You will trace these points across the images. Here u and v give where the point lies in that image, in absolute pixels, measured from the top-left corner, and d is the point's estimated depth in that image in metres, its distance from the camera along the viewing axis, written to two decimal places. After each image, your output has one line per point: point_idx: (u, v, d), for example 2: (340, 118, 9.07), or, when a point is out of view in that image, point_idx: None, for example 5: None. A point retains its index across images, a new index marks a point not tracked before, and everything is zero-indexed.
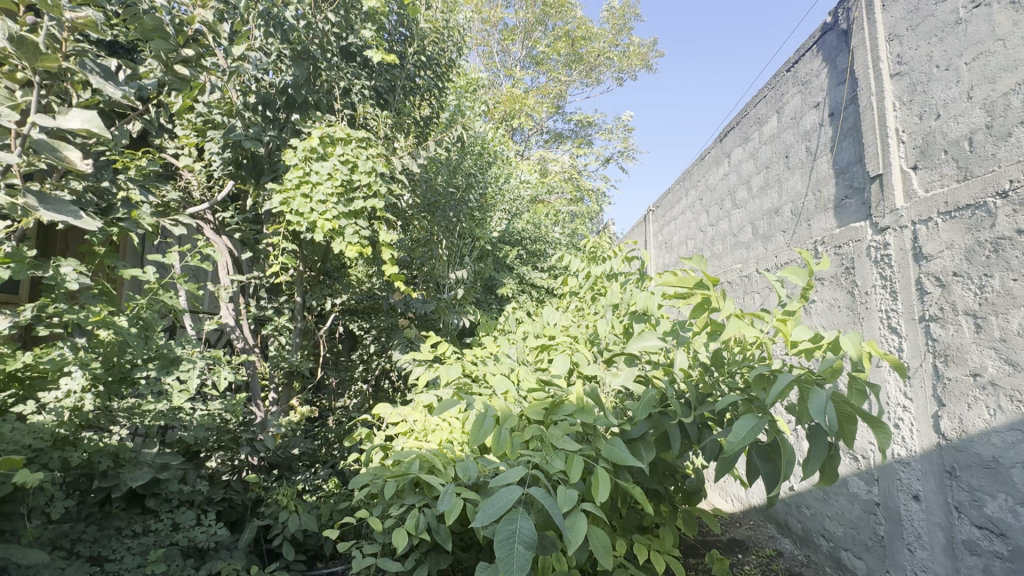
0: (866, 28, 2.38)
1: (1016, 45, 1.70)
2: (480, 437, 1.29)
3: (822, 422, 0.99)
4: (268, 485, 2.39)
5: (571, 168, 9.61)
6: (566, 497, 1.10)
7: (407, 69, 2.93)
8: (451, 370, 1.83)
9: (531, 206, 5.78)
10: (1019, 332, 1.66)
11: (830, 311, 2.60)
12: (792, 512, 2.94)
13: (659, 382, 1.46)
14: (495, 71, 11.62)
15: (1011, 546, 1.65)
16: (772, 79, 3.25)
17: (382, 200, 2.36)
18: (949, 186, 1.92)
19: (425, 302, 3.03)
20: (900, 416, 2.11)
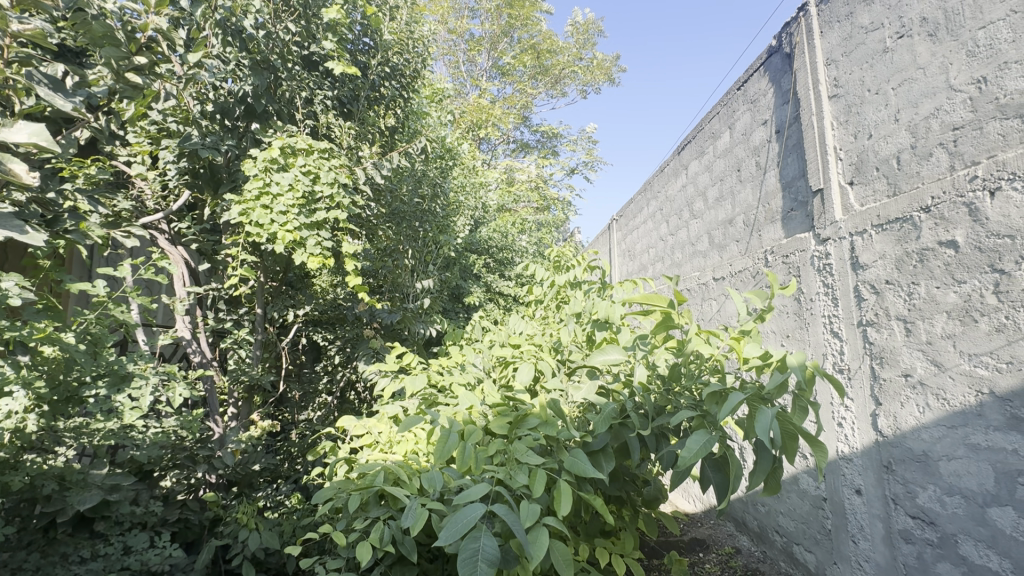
0: (807, 53, 2.54)
1: (934, 73, 1.87)
2: (445, 453, 1.30)
3: (767, 439, 1.04)
4: (227, 503, 2.32)
5: (538, 178, 9.77)
6: (528, 513, 1.13)
7: (370, 80, 2.94)
8: (416, 382, 1.84)
9: (497, 215, 5.84)
10: (942, 335, 1.80)
11: (779, 317, 2.74)
12: (749, 510, 3.06)
13: (618, 393, 1.52)
14: (462, 80, 11.71)
15: (940, 533, 1.79)
16: (724, 97, 3.42)
17: (345, 211, 2.35)
18: (881, 200, 2.07)
19: (391, 313, 3.02)
20: (842, 416, 2.25)
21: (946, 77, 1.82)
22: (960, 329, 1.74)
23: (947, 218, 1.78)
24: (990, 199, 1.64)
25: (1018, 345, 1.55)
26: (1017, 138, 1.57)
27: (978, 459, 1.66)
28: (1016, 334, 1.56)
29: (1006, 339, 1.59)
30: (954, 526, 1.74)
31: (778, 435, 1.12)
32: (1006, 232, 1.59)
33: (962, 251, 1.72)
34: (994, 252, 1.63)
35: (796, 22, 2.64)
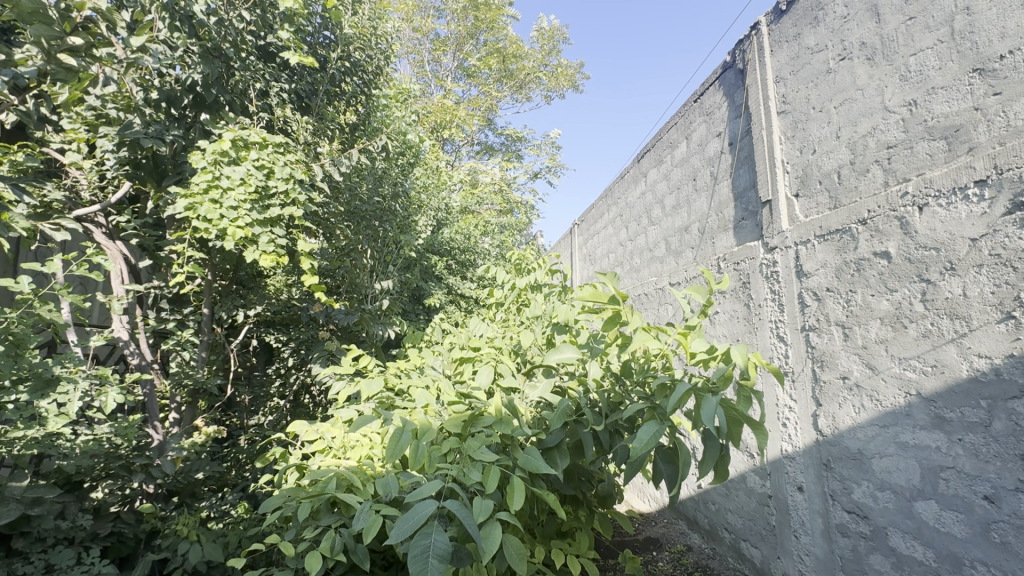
0: (758, 69, 2.66)
1: (872, 94, 1.99)
2: (396, 452, 1.28)
3: (713, 426, 1.07)
4: (165, 514, 2.19)
5: (501, 180, 9.80)
6: (481, 508, 1.12)
7: (330, 75, 2.86)
8: (372, 385, 1.80)
9: (460, 217, 5.81)
10: (876, 340, 1.92)
11: (729, 321, 2.86)
12: (700, 508, 3.16)
13: (574, 394, 1.54)
14: (426, 80, 11.60)
15: (872, 526, 1.90)
16: (682, 108, 3.53)
17: (301, 208, 2.27)
18: (824, 212, 2.19)
19: (348, 314, 2.93)
20: (786, 416, 2.37)
21: (882, 98, 1.95)
22: (892, 334, 1.85)
23: (882, 230, 1.90)
24: (919, 214, 1.76)
25: (942, 349, 1.67)
26: (942, 158, 1.70)
27: (906, 456, 1.78)
28: (941, 339, 1.68)
29: (932, 343, 1.71)
30: (885, 520, 1.85)
31: (722, 421, 1.14)
32: (932, 245, 1.71)
33: (894, 261, 1.84)
34: (922, 263, 1.75)
35: (749, 40, 2.76)
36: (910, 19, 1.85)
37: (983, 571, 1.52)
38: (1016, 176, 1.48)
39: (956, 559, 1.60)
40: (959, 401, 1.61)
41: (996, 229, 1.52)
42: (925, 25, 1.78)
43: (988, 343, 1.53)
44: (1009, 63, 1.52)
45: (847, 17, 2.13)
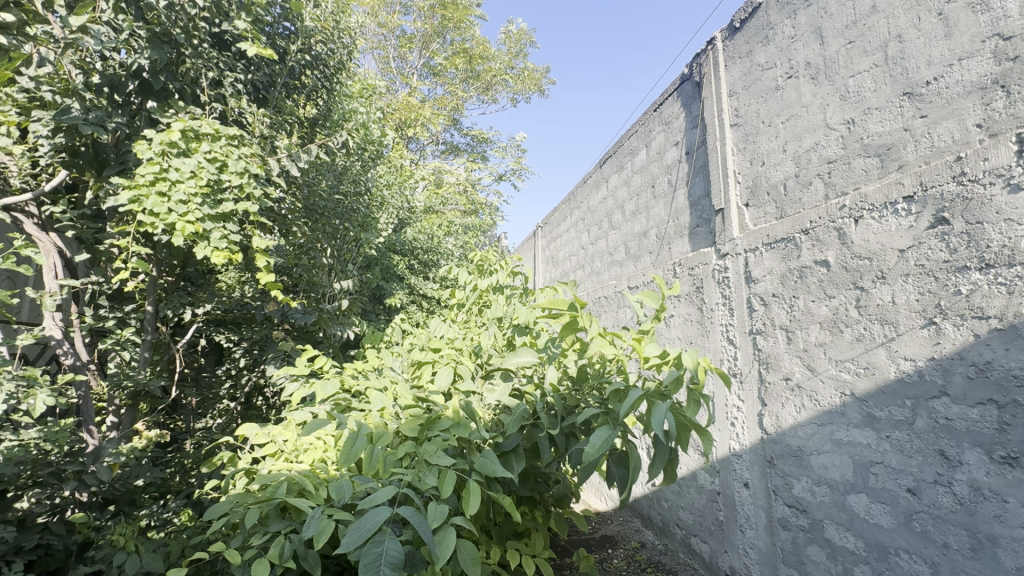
0: (714, 83, 2.77)
1: (815, 112, 2.12)
2: (351, 457, 1.25)
3: (662, 430, 1.10)
4: (100, 524, 2.06)
5: (466, 181, 9.78)
6: (436, 514, 1.12)
7: (289, 67, 2.78)
8: (327, 387, 1.76)
9: (423, 217, 5.76)
10: (815, 343, 2.04)
11: (683, 324, 2.96)
12: (653, 505, 3.25)
13: (531, 396, 1.56)
14: (391, 76, 11.42)
15: (810, 519, 2.01)
16: (642, 117, 3.63)
17: (255, 203, 2.19)
18: (771, 222, 2.31)
19: (305, 314, 2.85)
20: (734, 416, 2.48)
21: (824, 116, 2.07)
22: (830, 338, 1.97)
23: (822, 240, 2.02)
24: (855, 225, 1.88)
25: (873, 352, 1.79)
26: (876, 174, 1.82)
27: (841, 453, 1.89)
28: (872, 343, 1.80)
29: (865, 347, 1.83)
30: (822, 513, 1.96)
31: (671, 424, 1.17)
32: (866, 254, 1.83)
33: (833, 269, 1.96)
34: (857, 271, 1.87)
35: (706, 54, 2.87)
36: (849, 43, 1.97)
37: (906, 558, 1.63)
38: (939, 193, 1.60)
39: (883, 549, 1.71)
40: (887, 401, 1.73)
41: (921, 241, 1.65)
42: (863, 50, 1.91)
43: (912, 346, 1.66)
44: (935, 88, 1.64)
45: (794, 37, 2.25)
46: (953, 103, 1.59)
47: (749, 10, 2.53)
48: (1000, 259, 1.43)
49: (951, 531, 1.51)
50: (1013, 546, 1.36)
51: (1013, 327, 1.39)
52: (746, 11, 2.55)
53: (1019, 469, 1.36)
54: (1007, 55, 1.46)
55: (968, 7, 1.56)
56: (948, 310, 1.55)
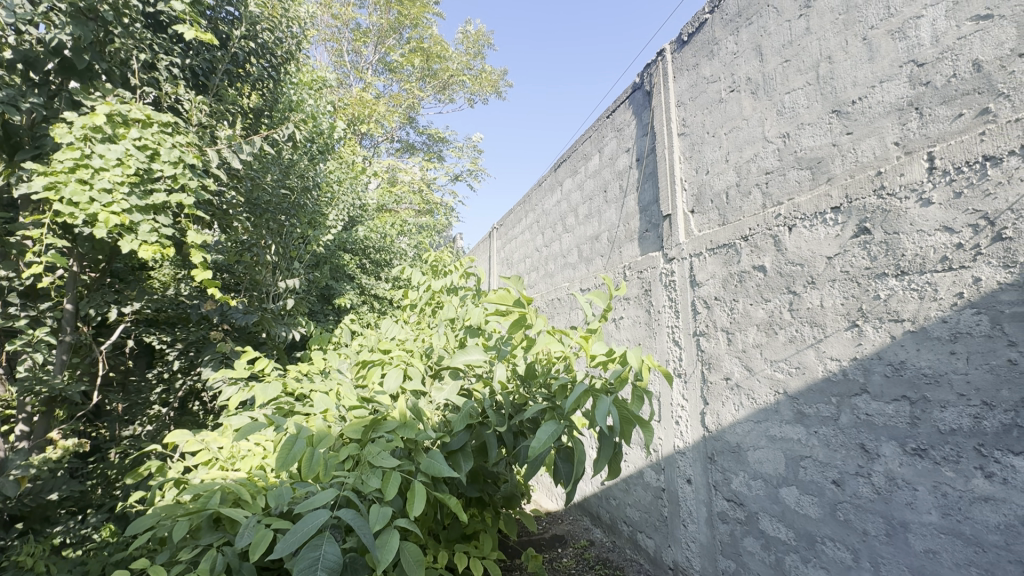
0: (663, 93, 2.87)
1: (754, 125, 2.23)
2: (288, 461, 1.19)
3: (605, 424, 1.12)
4: (4, 544, 1.86)
5: (422, 181, 9.66)
6: (378, 516, 1.08)
7: (231, 53, 2.63)
8: (268, 390, 1.68)
9: (376, 215, 5.62)
10: (753, 344, 2.14)
11: (632, 326, 3.04)
12: (602, 503, 3.31)
13: (479, 395, 1.55)
14: (344, 70, 11.08)
15: (746, 512, 2.11)
16: (595, 123, 3.71)
17: (191, 195, 2.05)
18: (714, 228, 2.41)
19: (247, 314, 2.71)
20: (679, 414, 2.57)
21: (762, 129, 2.19)
22: (765, 340, 2.08)
23: (759, 246, 2.13)
24: (788, 233, 1.99)
25: (803, 353, 1.91)
26: (808, 185, 1.94)
27: (775, 448, 2.00)
28: (803, 344, 1.91)
29: (796, 348, 1.94)
30: (757, 505, 2.06)
31: (615, 420, 1.20)
32: (798, 261, 1.95)
33: (769, 274, 2.07)
34: (790, 277, 1.98)
35: (656, 64, 2.97)
36: (785, 62, 2.09)
37: (831, 546, 1.75)
38: (862, 205, 1.72)
39: (811, 537, 1.82)
40: (816, 398, 1.84)
41: (846, 249, 1.77)
42: (797, 68, 2.03)
43: (838, 347, 1.77)
44: (859, 107, 1.77)
45: (736, 53, 2.36)
46: (874, 122, 1.72)
47: (696, 25, 2.64)
48: (913, 267, 1.55)
49: (870, 519, 1.63)
50: (922, 530, 1.48)
51: (924, 329, 1.52)
52: (693, 25, 2.66)
53: (927, 459, 1.48)
54: (921, 80, 1.59)
55: (888, 35, 1.70)
56: (868, 313, 1.67)
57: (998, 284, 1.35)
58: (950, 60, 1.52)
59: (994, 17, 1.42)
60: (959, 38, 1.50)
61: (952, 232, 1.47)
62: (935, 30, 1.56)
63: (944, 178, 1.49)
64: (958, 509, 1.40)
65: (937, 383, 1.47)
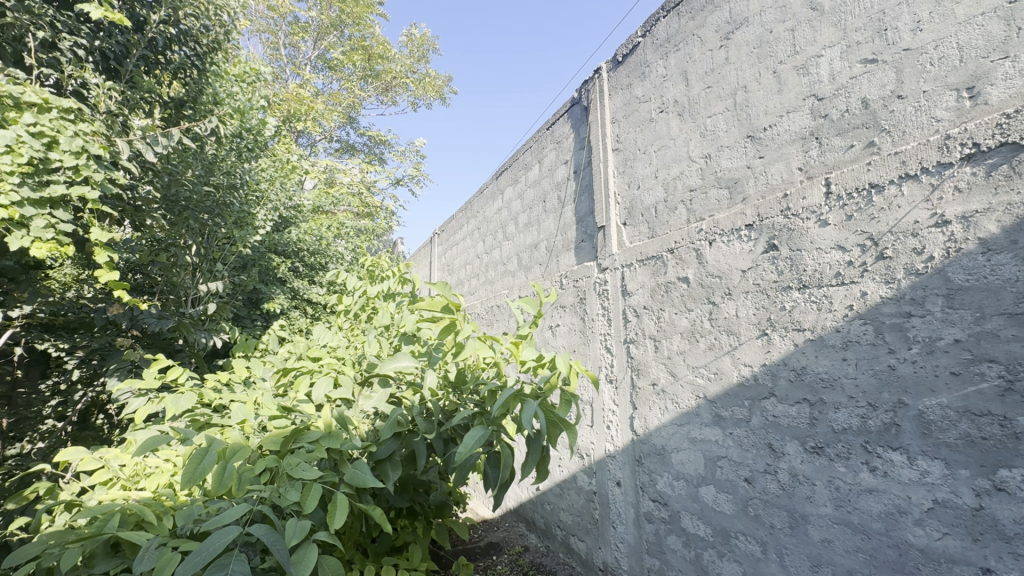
0: (599, 109, 2.98)
1: (680, 145, 2.37)
2: (197, 476, 1.12)
3: (530, 427, 1.14)
4: None
5: (361, 183, 9.40)
6: (295, 530, 1.04)
7: (149, 38, 2.44)
8: (180, 401, 1.56)
9: (311, 217, 5.39)
10: (677, 352, 2.26)
11: (568, 333, 3.11)
12: (537, 509, 3.35)
13: (409, 403, 1.53)
14: (279, 64, 10.58)
15: (670, 511, 2.22)
16: (535, 134, 3.78)
17: (96, 188, 1.88)
18: (643, 240, 2.54)
19: (161, 319, 2.51)
20: (610, 419, 2.67)
21: (687, 149, 2.33)
22: (688, 347, 2.20)
23: (683, 259, 2.26)
24: (709, 247, 2.13)
25: (721, 359, 2.04)
26: (726, 204, 2.09)
27: (695, 449, 2.12)
28: (720, 351, 2.04)
29: (715, 354, 2.07)
30: (679, 504, 2.17)
31: (541, 423, 1.23)
32: (717, 273, 2.08)
33: (692, 285, 2.20)
34: (710, 288, 2.11)
35: (592, 81, 3.08)
36: (707, 88, 2.25)
37: (743, 540, 1.87)
38: (771, 223, 1.88)
39: (726, 533, 1.94)
40: (731, 402, 1.97)
41: (757, 264, 1.91)
42: (717, 94, 2.19)
43: (749, 354, 1.91)
44: (769, 134, 1.93)
45: (665, 76, 2.50)
46: (782, 149, 1.88)
47: (629, 47, 2.77)
48: (813, 280, 1.71)
49: (776, 513, 1.76)
50: (820, 522, 1.62)
51: (821, 337, 1.67)
52: (627, 47, 2.79)
53: (823, 456, 1.62)
54: (821, 113, 1.76)
55: (794, 70, 1.87)
56: (776, 323, 1.82)
57: (881, 298, 1.52)
58: (844, 96, 1.69)
59: (879, 62, 1.61)
60: (852, 77, 1.68)
61: (844, 251, 1.63)
62: (832, 68, 1.74)
63: (838, 203, 1.66)
64: (849, 501, 1.55)
65: (832, 387, 1.62)
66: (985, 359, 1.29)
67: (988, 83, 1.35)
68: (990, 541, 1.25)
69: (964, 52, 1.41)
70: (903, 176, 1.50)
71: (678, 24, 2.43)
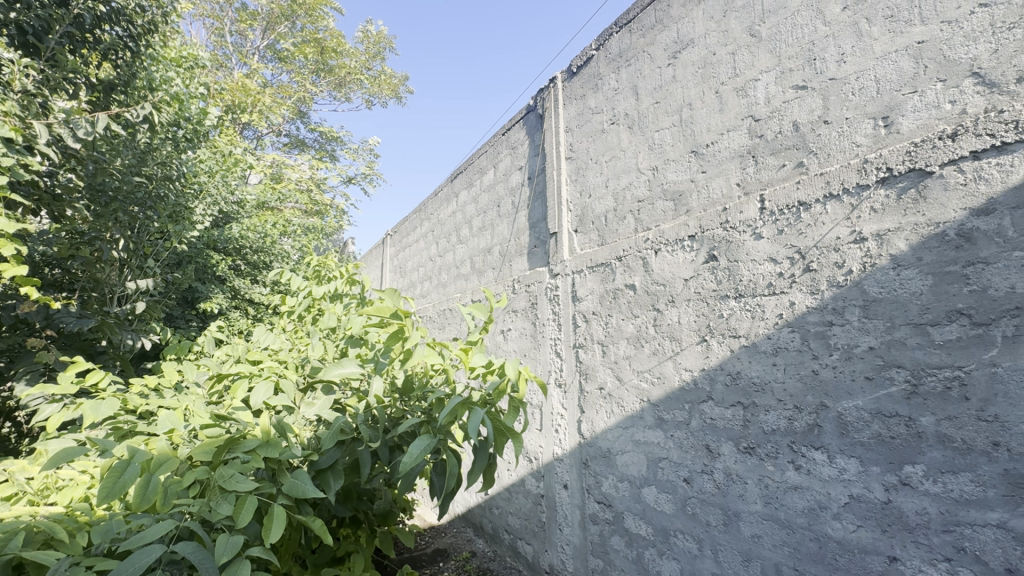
0: (554, 117, 3.03)
1: (629, 156, 2.46)
2: (116, 491, 1.04)
3: (476, 435, 1.13)
4: None
5: (311, 180, 9.07)
6: (226, 547, 0.99)
7: (75, 14, 2.25)
8: (101, 409, 1.44)
9: (255, 212, 5.15)
10: (623, 356, 2.33)
11: (519, 337, 3.14)
12: (485, 514, 3.34)
13: (354, 410, 1.49)
14: (223, 52, 10.05)
15: (613, 512, 2.28)
16: (491, 139, 3.80)
17: (4, 173, 1.70)
18: (593, 248, 2.60)
19: (81, 318, 2.32)
20: (558, 423, 2.70)
21: (636, 161, 2.42)
22: (634, 352, 2.28)
23: (631, 267, 2.33)
24: (655, 256, 2.22)
25: (663, 364, 2.12)
26: (671, 215, 2.18)
27: (638, 451, 2.19)
28: (663, 356, 2.13)
29: (658, 359, 2.15)
30: (623, 505, 2.23)
31: (488, 430, 1.23)
32: (661, 281, 2.17)
33: (638, 292, 2.27)
34: (655, 295, 2.20)
35: (548, 90, 3.13)
36: (656, 103, 2.34)
37: (681, 538, 1.95)
38: (711, 235, 1.97)
39: (666, 531, 2.02)
40: (672, 405, 2.05)
41: (699, 273, 2.01)
42: (665, 110, 2.28)
43: (690, 359, 2.00)
44: (711, 150, 2.04)
45: (617, 89, 2.59)
46: (722, 165, 1.99)
47: (584, 59, 2.84)
48: (748, 290, 1.82)
49: (711, 511, 1.85)
50: (750, 518, 1.72)
51: (755, 344, 1.77)
52: (581, 59, 2.86)
53: (754, 456, 1.72)
54: (757, 133, 1.88)
55: (734, 91, 1.98)
56: (714, 330, 1.92)
57: (807, 307, 1.63)
58: (777, 119, 1.81)
59: (808, 89, 1.73)
60: (785, 101, 1.80)
61: (776, 263, 1.74)
62: (768, 92, 1.86)
63: (771, 218, 1.77)
64: (776, 498, 1.65)
65: (763, 390, 1.72)
66: (894, 365, 1.42)
67: (900, 114, 1.49)
68: (896, 531, 1.37)
69: (881, 85, 1.55)
70: (828, 195, 1.62)
71: (630, 41, 2.52)
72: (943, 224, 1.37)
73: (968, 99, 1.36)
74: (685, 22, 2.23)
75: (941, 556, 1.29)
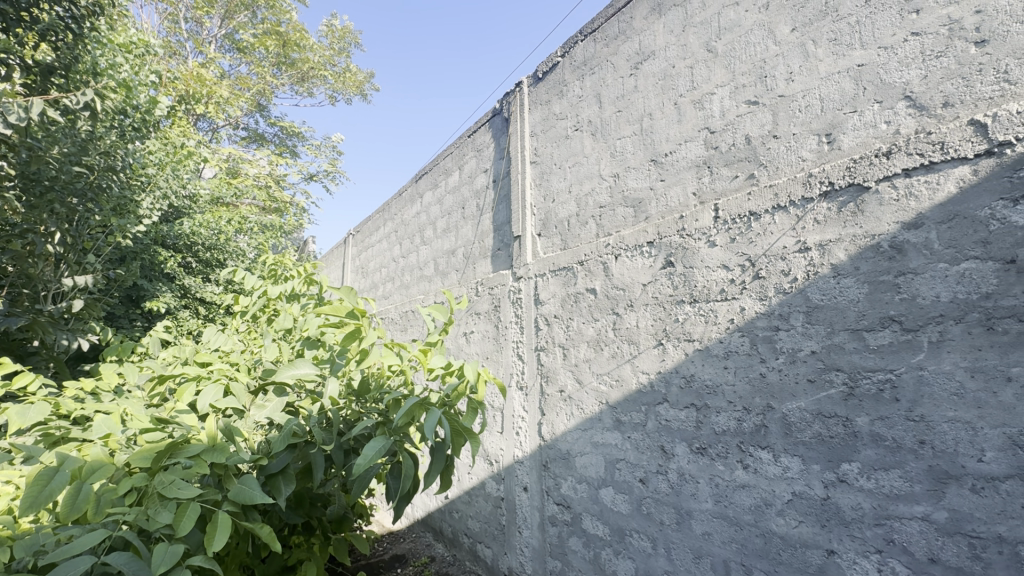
0: (519, 121, 3.05)
1: (592, 163, 2.50)
2: (42, 501, 0.97)
3: (432, 436, 1.12)
4: None
5: (270, 176, 8.77)
6: (166, 556, 0.94)
7: None
8: (29, 413, 1.34)
9: (209, 208, 4.93)
10: (583, 359, 2.37)
11: (482, 340, 3.13)
12: (445, 518, 3.30)
13: (308, 412, 1.45)
14: (177, 38, 9.58)
15: (572, 513, 2.30)
16: (456, 141, 3.78)
17: None
18: (556, 252, 2.63)
19: (9, 316, 2.15)
20: (519, 425, 2.71)
21: (598, 167, 2.46)
22: (594, 354, 2.31)
23: (592, 271, 2.38)
24: (615, 261, 2.26)
25: (622, 367, 2.16)
26: (631, 221, 2.24)
27: (597, 453, 2.22)
28: (622, 359, 2.17)
29: (617, 362, 2.19)
30: (581, 506, 2.26)
31: (444, 431, 1.21)
32: (621, 286, 2.21)
33: (599, 296, 2.31)
34: (615, 299, 2.24)
35: (514, 94, 3.15)
36: (618, 112, 2.39)
37: (636, 537, 1.99)
38: (669, 242, 2.03)
39: (622, 531, 2.05)
40: (630, 407, 2.10)
41: (656, 278, 2.06)
42: (626, 119, 2.34)
43: (647, 362, 2.05)
44: (669, 160, 2.10)
45: (581, 97, 2.63)
46: (679, 174, 2.06)
47: (549, 65, 2.88)
48: (702, 295, 1.88)
49: (665, 510, 1.90)
50: (702, 516, 1.78)
51: (708, 348, 1.84)
52: (547, 65, 2.89)
53: (706, 456, 1.78)
54: (712, 144, 1.95)
55: (692, 103, 2.05)
56: (670, 334, 1.98)
57: (756, 313, 1.71)
58: (731, 132, 1.89)
59: (760, 104, 1.82)
60: (738, 115, 1.88)
61: (728, 270, 1.81)
62: (722, 106, 1.94)
63: (724, 226, 1.84)
64: (725, 496, 1.71)
65: (715, 392, 1.79)
66: (833, 368, 1.50)
67: (841, 132, 1.59)
68: (834, 526, 1.45)
69: (824, 104, 1.64)
70: (776, 207, 1.70)
71: (594, 49, 2.57)
72: (878, 236, 1.46)
73: (901, 121, 1.46)
74: (646, 34, 2.29)
75: (873, 548, 1.37)
